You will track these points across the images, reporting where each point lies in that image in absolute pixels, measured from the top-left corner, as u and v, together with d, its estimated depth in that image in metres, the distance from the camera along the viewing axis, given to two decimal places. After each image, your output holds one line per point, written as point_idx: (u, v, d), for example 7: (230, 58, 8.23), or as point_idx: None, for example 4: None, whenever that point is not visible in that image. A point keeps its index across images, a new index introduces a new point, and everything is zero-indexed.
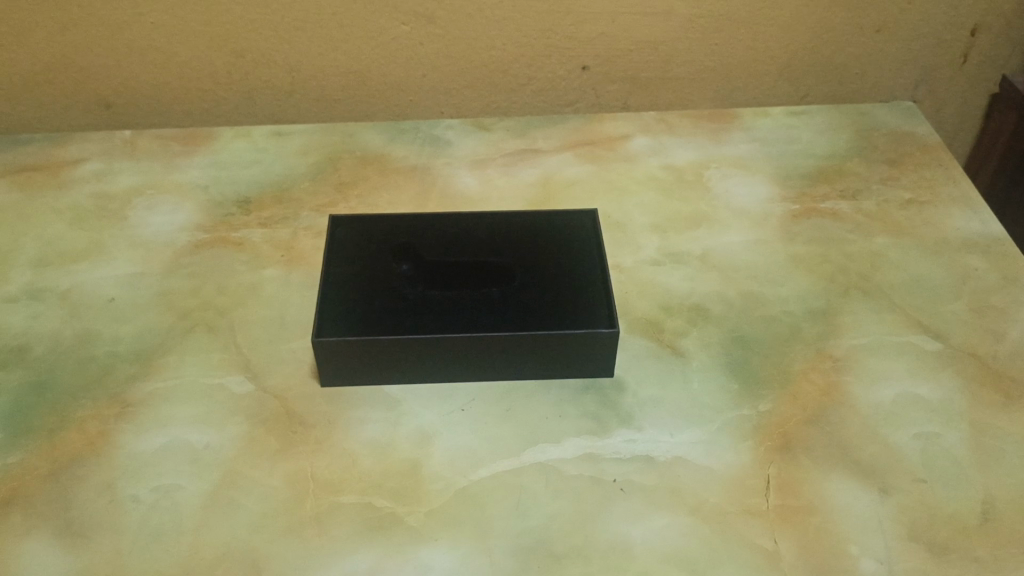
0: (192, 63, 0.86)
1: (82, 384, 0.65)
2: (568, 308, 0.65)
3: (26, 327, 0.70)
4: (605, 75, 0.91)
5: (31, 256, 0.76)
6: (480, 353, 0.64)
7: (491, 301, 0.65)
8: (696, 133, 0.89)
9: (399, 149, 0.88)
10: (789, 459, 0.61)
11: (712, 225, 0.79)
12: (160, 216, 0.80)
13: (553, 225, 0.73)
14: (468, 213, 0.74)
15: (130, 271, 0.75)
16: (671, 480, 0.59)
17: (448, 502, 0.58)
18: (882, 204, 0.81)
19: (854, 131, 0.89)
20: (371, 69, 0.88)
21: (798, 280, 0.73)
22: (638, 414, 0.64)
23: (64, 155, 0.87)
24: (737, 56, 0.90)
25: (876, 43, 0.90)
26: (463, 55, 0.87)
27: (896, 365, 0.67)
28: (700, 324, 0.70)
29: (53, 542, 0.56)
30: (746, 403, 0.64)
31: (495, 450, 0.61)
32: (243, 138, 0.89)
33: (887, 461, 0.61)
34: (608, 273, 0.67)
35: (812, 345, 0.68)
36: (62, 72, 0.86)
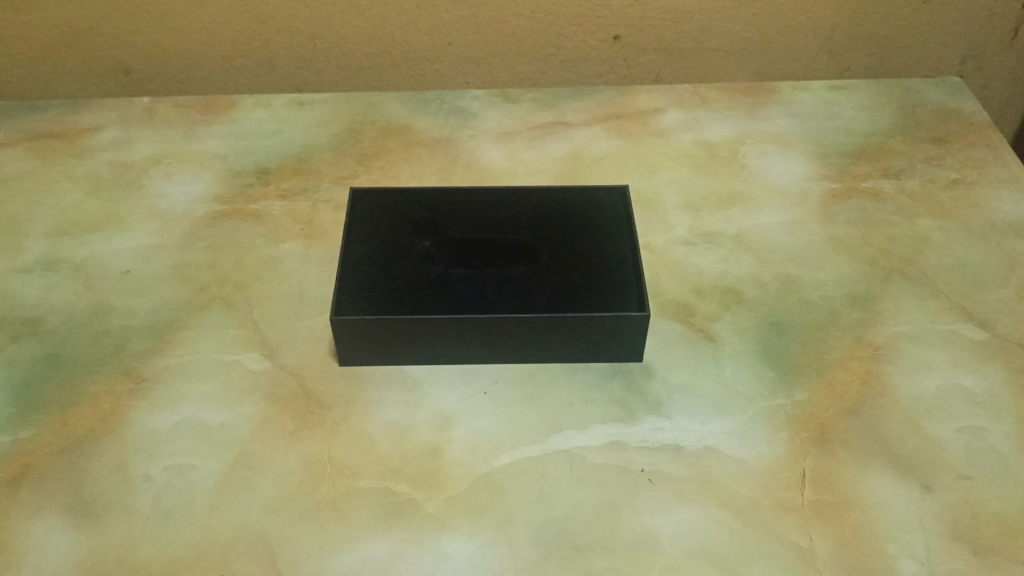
0: (211, 28, 0.84)
1: (96, 358, 0.64)
2: (596, 289, 0.62)
3: (39, 299, 0.68)
4: (638, 46, 0.87)
5: (46, 225, 0.75)
6: (504, 334, 0.61)
7: (516, 280, 0.63)
8: (732, 107, 0.86)
9: (423, 120, 0.85)
10: (826, 452, 0.58)
11: (747, 203, 0.76)
12: (178, 186, 0.78)
13: (581, 201, 0.70)
14: (493, 188, 0.72)
15: (146, 243, 0.73)
16: (700, 472, 0.57)
17: (468, 489, 0.56)
18: (926, 184, 0.77)
19: (897, 107, 0.86)
20: (395, 37, 0.85)
21: (837, 263, 0.70)
22: (668, 401, 0.61)
23: (81, 122, 0.85)
24: (775, 28, 0.86)
25: (922, 15, 0.86)
26: (491, 23, 0.84)
27: (939, 355, 0.64)
28: (734, 308, 0.67)
29: (63, 521, 0.55)
30: (781, 392, 0.61)
31: (519, 437, 0.59)
32: (264, 107, 0.86)
33: (928, 456, 0.58)
34: (638, 252, 0.64)
35: (851, 332, 0.65)
36: (80, 37, 0.84)
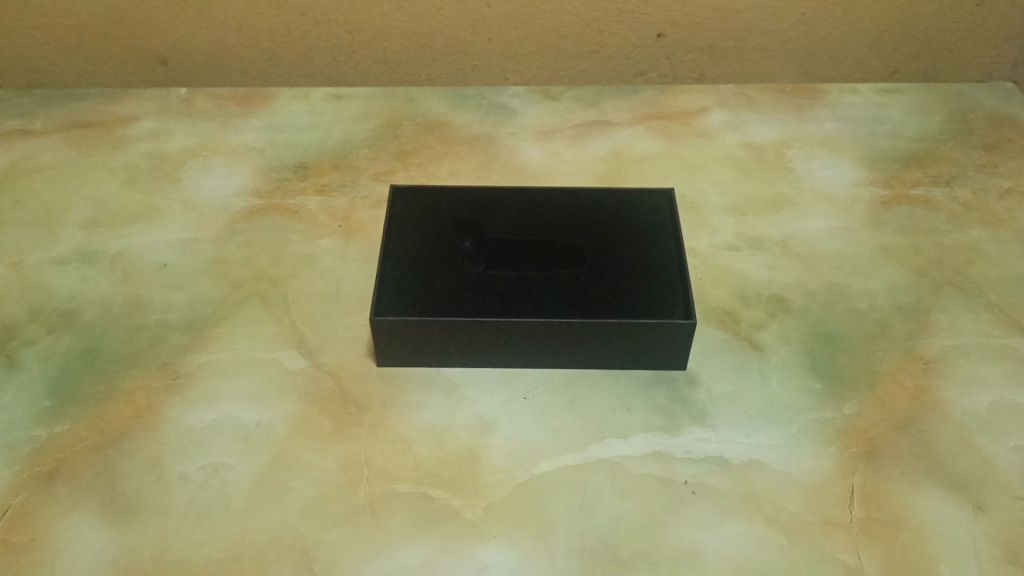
0: (249, 20, 0.83)
1: (131, 353, 0.63)
2: (642, 294, 0.61)
3: (75, 291, 0.68)
4: (682, 44, 0.85)
5: (83, 216, 0.74)
6: (545, 338, 0.60)
7: (558, 282, 0.62)
8: (777, 109, 0.84)
9: (462, 117, 0.84)
10: (876, 468, 0.56)
11: (794, 208, 0.74)
12: (215, 179, 0.78)
13: (625, 203, 0.68)
14: (535, 188, 0.70)
15: (183, 236, 0.72)
16: (746, 485, 0.55)
17: (508, 496, 0.55)
18: (978, 193, 0.75)
19: (947, 113, 0.84)
20: (434, 32, 0.83)
21: (887, 272, 0.68)
22: (712, 411, 0.60)
23: (119, 113, 0.85)
24: (826, 28, 0.83)
25: (977, 17, 0.83)
26: (532, 19, 0.82)
27: (993, 371, 0.62)
28: (780, 316, 0.65)
29: (98, 519, 0.54)
30: (829, 405, 0.60)
31: (559, 444, 0.58)
32: (301, 101, 0.86)
33: (981, 475, 0.56)
34: (684, 257, 0.63)
35: (901, 344, 0.63)
36: (117, 26, 0.83)
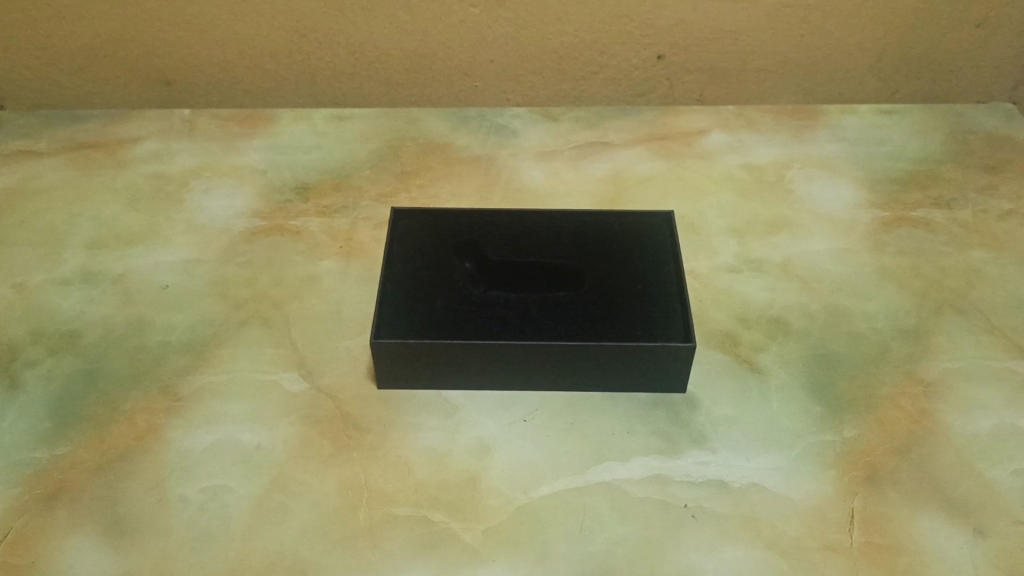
0: (253, 41, 0.83)
1: (133, 375, 0.63)
2: (641, 318, 0.61)
3: (77, 312, 0.68)
4: (682, 65, 0.85)
5: (86, 237, 0.75)
6: (544, 361, 0.60)
7: (558, 304, 0.62)
8: (777, 130, 0.85)
9: (463, 138, 0.85)
10: (876, 492, 0.56)
11: (794, 230, 0.74)
12: (217, 200, 0.78)
13: (625, 225, 0.69)
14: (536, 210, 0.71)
15: (185, 257, 0.73)
16: (746, 509, 0.55)
17: (507, 520, 0.55)
18: (978, 214, 0.75)
19: (948, 134, 0.84)
20: (436, 53, 0.84)
21: (886, 294, 0.69)
22: (712, 434, 0.60)
23: (123, 134, 0.86)
24: (825, 50, 0.84)
25: (977, 38, 0.83)
26: (533, 41, 0.82)
27: (994, 394, 0.62)
28: (780, 339, 0.65)
29: (97, 542, 0.54)
30: (829, 429, 0.60)
31: (559, 467, 0.58)
32: (303, 121, 0.87)
33: (982, 500, 0.56)
34: (683, 279, 0.63)
35: (901, 367, 0.63)
36: (122, 48, 0.84)
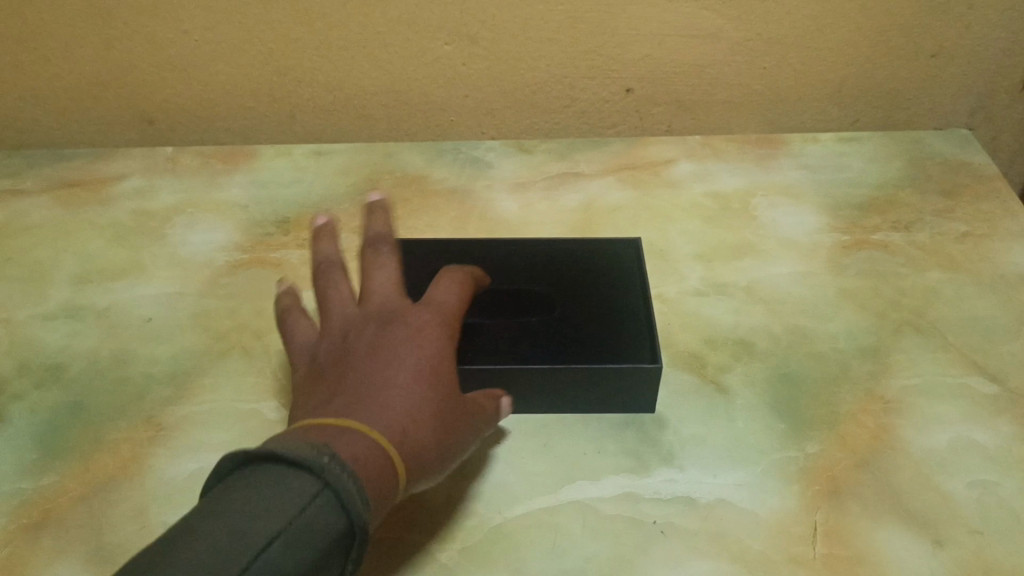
0: (234, 81, 0.86)
1: (117, 406, 0.65)
2: (611, 344, 0.63)
3: (62, 346, 0.70)
4: (650, 98, 0.88)
5: (71, 273, 0.77)
6: (516, 387, 0.62)
7: (531, 330, 0.65)
8: (742, 158, 0.88)
9: (439, 171, 0.87)
10: (838, 505, 0.58)
11: (759, 255, 0.77)
12: (199, 235, 0.80)
13: (599, 257, 0.72)
14: (513, 244, 0.74)
15: (168, 291, 0.75)
16: (712, 524, 0.57)
17: (481, 540, 0.57)
18: (936, 237, 0.78)
19: (906, 160, 0.87)
20: (411, 90, 0.87)
21: (847, 315, 0.71)
22: (680, 453, 0.62)
23: (107, 171, 0.88)
24: (787, 82, 0.87)
25: (933, 68, 0.86)
26: (505, 76, 0.85)
27: (950, 409, 0.64)
28: (745, 359, 0.68)
29: (81, 568, 0.55)
30: (792, 445, 0.62)
31: (532, 488, 0.60)
32: (284, 157, 0.89)
33: (941, 511, 0.57)
34: (650, 299, 0.67)
35: (862, 385, 0.66)
36: (106, 88, 0.86)
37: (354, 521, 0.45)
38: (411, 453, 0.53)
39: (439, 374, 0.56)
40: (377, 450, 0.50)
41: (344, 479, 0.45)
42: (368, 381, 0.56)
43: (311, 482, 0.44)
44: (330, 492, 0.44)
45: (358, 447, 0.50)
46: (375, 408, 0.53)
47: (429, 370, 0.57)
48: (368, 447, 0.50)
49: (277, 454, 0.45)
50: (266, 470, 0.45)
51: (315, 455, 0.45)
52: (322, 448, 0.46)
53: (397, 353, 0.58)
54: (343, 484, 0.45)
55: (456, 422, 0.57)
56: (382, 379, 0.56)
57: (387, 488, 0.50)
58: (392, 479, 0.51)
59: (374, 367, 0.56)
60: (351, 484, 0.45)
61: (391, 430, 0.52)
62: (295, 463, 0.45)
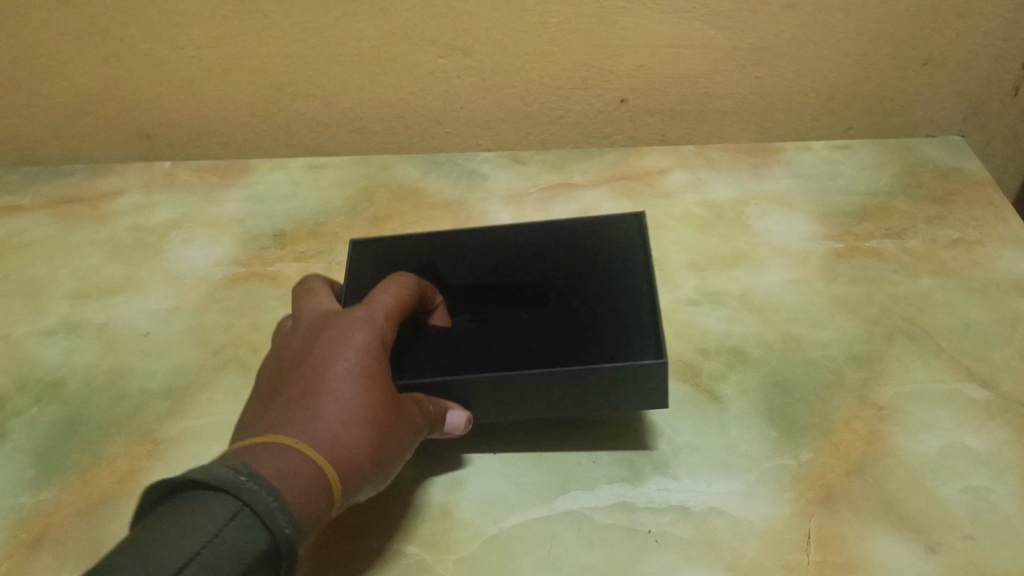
0: (228, 96, 0.86)
1: (115, 421, 0.66)
2: (614, 342, 0.59)
3: (61, 361, 0.71)
4: (644, 108, 0.88)
5: (69, 289, 0.78)
6: (519, 395, 0.58)
7: (532, 333, 0.61)
8: (735, 167, 0.89)
9: (434, 183, 0.88)
10: (830, 513, 0.58)
11: (752, 263, 0.78)
12: (195, 249, 0.81)
13: (606, 259, 0.68)
14: (517, 255, 0.70)
15: (166, 306, 0.75)
16: (706, 533, 0.57)
17: (476, 550, 0.57)
18: (928, 244, 0.78)
19: (899, 167, 0.87)
20: (406, 103, 0.87)
21: (840, 323, 0.72)
22: (674, 461, 0.62)
23: (103, 188, 0.90)
24: (780, 91, 0.87)
25: (925, 75, 0.86)
26: (499, 88, 0.85)
27: (943, 415, 0.64)
28: (738, 367, 0.68)
29: None
30: (786, 453, 0.62)
31: (527, 498, 0.60)
32: (281, 172, 0.91)
33: (933, 517, 0.58)
34: (653, 284, 0.63)
35: (854, 392, 0.66)
36: (103, 105, 0.87)
37: (276, 541, 0.41)
38: (352, 462, 0.48)
39: (379, 380, 0.52)
40: (310, 464, 0.46)
41: (262, 495, 0.41)
42: (295, 392, 0.50)
43: (227, 501, 0.40)
44: (249, 510, 0.41)
45: (287, 463, 0.45)
46: (302, 420, 0.48)
47: (370, 367, 0.52)
48: (299, 462, 0.45)
49: (185, 479, 0.41)
50: (181, 497, 0.41)
51: (231, 473, 0.42)
52: (242, 465, 0.43)
53: (322, 361, 0.52)
54: (259, 500, 0.41)
55: (396, 428, 0.52)
56: (306, 399, 0.49)
57: (325, 501, 0.45)
58: (329, 489, 0.46)
59: (297, 382, 0.51)
60: (272, 501, 0.41)
61: (323, 445, 0.47)
62: (205, 484, 0.41)
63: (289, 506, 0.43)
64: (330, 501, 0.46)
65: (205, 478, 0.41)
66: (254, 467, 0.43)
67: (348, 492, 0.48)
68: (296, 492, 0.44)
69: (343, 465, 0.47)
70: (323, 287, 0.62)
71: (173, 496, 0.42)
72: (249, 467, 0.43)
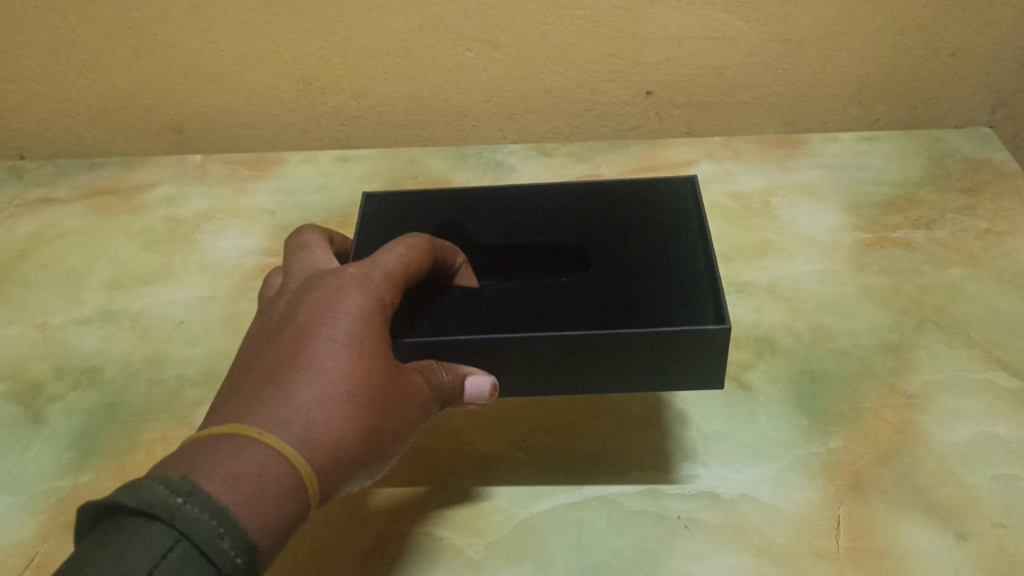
0: (258, 90, 0.87)
1: (150, 407, 0.67)
2: (676, 308, 0.55)
3: (97, 349, 0.72)
4: (671, 100, 0.89)
5: (104, 279, 0.80)
6: (575, 360, 0.54)
7: (584, 297, 0.57)
8: (763, 159, 0.89)
9: (461, 175, 0.89)
10: (860, 499, 0.58)
11: (780, 253, 0.78)
12: (227, 240, 0.83)
13: (658, 229, 0.65)
14: (562, 226, 0.67)
15: (199, 295, 0.77)
16: (736, 519, 0.58)
17: (507, 534, 0.58)
18: (957, 234, 0.78)
19: (927, 158, 0.87)
20: (434, 95, 0.88)
21: (869, 312, 0.72)
22: (703, 449, 0.62)
23: (137, 180, 0.91)
24: (808, 83, 0.87)
25: (953, 65, 0.85)
26: (527, 81, 0.86)
27: (973, 404, 0.64)
28: (767, 356, 0.69)
29: None
30: (815, 441, 0.62)
31: (557, 484, 0.61)
32: (310, 163, 0.92)
33: (964, 504, 0.58)
34: (711, 254, 0.60)
35: (883, 381, 0.66)
36: (135, 99, 0.88)
37: (224, 574, 0.34)
38: (335, 452, 0.41)
39: (371, 351, 0.45)
40: (278, 459, 0.38)
41: (207, 521, 0.34)
42: (269, 368, 0.43)
43: (163, 534, 0.34)
44: (189, 542, 0.34)
45: (247, 462, 0.38)
46: (271, 402, 0.41)
47: (361, 340, 0.45)
48: (263, 460, 0.38)
49: (119, 501, 0.34)
50: (110, 524, 0.34)
51: (166, 494, 0.34)
52: (183, 479, 0.35)
53: (304, 329, 0.45)
54: (200, 531, 0.34)
55: (393, 406, 0.45)
56: (283, 377, 0.42)
57: (297, 501, 0.38)
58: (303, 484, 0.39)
59: (273, 356, 0.44)
60: (217, 528, 0.34)
61: (296, 433, 0.40)
62: (139, 510, 0.34)
63: (245, 519, 0.36)
64: (306, 500, 0.39)
65: (135, 502, 0.34)
66: (199, 480, 0.36)
67: (331, 485, 0.41)
68: (256, 500, 0.36)
69: (322, 454, 0.40)
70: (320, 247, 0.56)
71: (105, 515, 0.35)
72: (192, 482, 0.35)
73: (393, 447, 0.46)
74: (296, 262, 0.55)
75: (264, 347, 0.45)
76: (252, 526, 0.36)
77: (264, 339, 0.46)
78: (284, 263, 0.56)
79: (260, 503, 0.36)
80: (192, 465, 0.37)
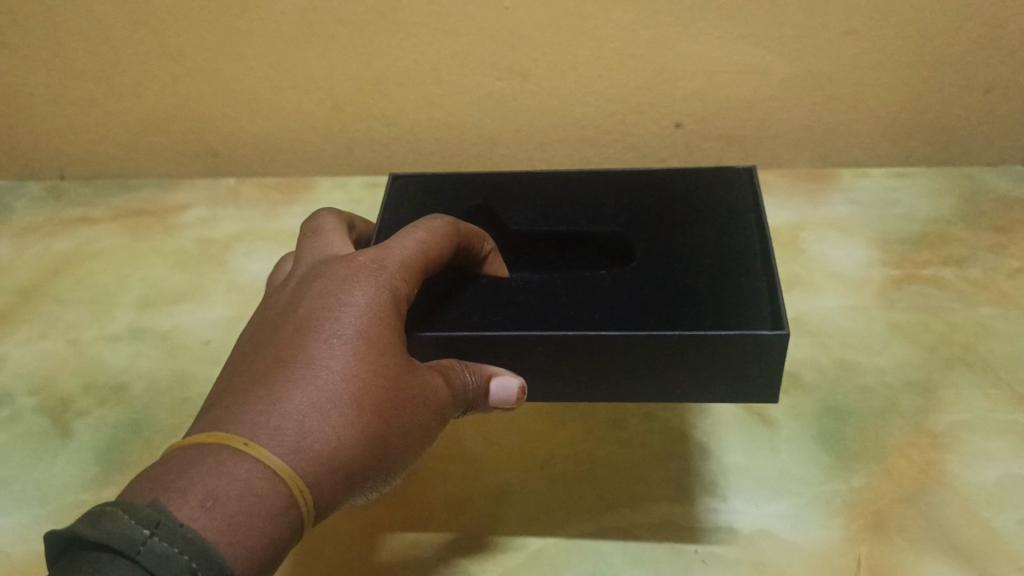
0: (291, 115, 0.89)
1: (174, 425, 0.68)
2: (726, 312, 0.54)
3: (126, 366, 0.74)
4: (700, 134, 0.89)
5: (136, 297, 0.82)
6: (607, 363, 0.53)
7: (626, 296, 0.57)
8: (792, 193, 0.89)
9: None
10: (881, 538, 0.57)
11: (806, 288, 0.78)
12: (257, 262, 0.84)
13: (710, 224, 0.64)
14: (606, 222, 0.68)
15: (227, 315, 0.78)
16: (754, 555, 0.57)
17: (522, 563, 0.58)
18: (988, 273, 0.77)
19: (960, 195, 0.86)
20: (465, 124, 0.89)
21: (897, 350, 0.71)
22: (724, 483, 0.62)
23: (172, 202, 0.94)
24: (838, 118, 0.86)
25: (988, 104, 0.84)
26: (557, 111, 0.87)
27: (1001, 445, 0.62)
28: (791, 393, 0.68)
29: None
30: (838, 478, 0.61)
31: (573, 514, 0.60)
32: (340, 189, 0.94)
33: (988, 547, 0.56)
34: (768, 253, 0.59)
35: (909, 420, 0.65)
36: (173, 123, 0.91)
37: None
38: (334, 454, 0.41)
39: (376, 347, 0.45)
40: (266, 474, 0.38)
41: (172, 552, 0.34)
42: (270, 366, 0.44)
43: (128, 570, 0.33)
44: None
45: (232, 480, 0.37)
46: (268, 401, 0.42)
47: (366, 337, 0.45)
48: (249, 476, 0.38)
49: (83, 537, 0.34)
50: (79, 558, 0.34)
51: (133, 526, 0.34)
52: (151, 510, 0.35)
53: (309, 327, 0.46)
54: (165, 567, 0.34)
55: (401, 404, 0.45)
56: (281, 381, 0.43)
57: (286, 516, 0.38)
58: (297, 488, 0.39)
59: (275, 353, 0.45)
60: (187, 562, 0.34)
61: (288, 441, 0.40)
62: (103, 545, 0.34)
63: (221, 545, 0.36)
64: (297, 512, 0.39)
65: (100, 537, 0.34)
66: (172, 509, 0.36)
67: (331, 490, 0.41)
68: (234, 517, 0.36)
69: (317, 462, 0.40)
70: (337, 239, 0.57)
71: (75, 548, 0.35)
72: (161, 511, 0.35)
73: (401, 453, 0.46)
74: (315, 253, 0.55)
75: (270, 346, 0.45)
76: (230, 550, 0.36)
77: (271, 336, 0.46)
78: (299, 247, 0.57)
79: (240, 527, 0.36)
80: (171, 484, 0.37)
